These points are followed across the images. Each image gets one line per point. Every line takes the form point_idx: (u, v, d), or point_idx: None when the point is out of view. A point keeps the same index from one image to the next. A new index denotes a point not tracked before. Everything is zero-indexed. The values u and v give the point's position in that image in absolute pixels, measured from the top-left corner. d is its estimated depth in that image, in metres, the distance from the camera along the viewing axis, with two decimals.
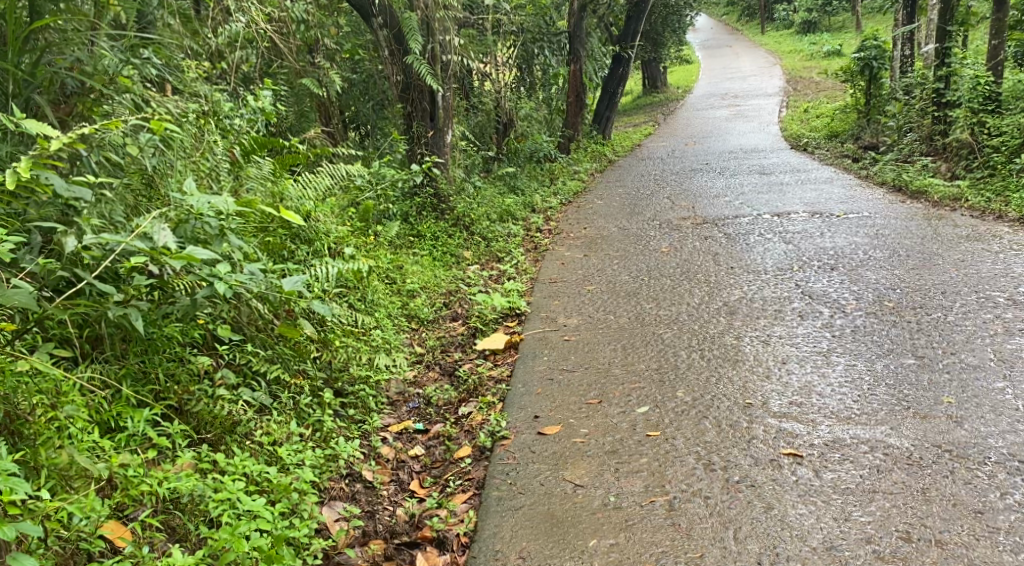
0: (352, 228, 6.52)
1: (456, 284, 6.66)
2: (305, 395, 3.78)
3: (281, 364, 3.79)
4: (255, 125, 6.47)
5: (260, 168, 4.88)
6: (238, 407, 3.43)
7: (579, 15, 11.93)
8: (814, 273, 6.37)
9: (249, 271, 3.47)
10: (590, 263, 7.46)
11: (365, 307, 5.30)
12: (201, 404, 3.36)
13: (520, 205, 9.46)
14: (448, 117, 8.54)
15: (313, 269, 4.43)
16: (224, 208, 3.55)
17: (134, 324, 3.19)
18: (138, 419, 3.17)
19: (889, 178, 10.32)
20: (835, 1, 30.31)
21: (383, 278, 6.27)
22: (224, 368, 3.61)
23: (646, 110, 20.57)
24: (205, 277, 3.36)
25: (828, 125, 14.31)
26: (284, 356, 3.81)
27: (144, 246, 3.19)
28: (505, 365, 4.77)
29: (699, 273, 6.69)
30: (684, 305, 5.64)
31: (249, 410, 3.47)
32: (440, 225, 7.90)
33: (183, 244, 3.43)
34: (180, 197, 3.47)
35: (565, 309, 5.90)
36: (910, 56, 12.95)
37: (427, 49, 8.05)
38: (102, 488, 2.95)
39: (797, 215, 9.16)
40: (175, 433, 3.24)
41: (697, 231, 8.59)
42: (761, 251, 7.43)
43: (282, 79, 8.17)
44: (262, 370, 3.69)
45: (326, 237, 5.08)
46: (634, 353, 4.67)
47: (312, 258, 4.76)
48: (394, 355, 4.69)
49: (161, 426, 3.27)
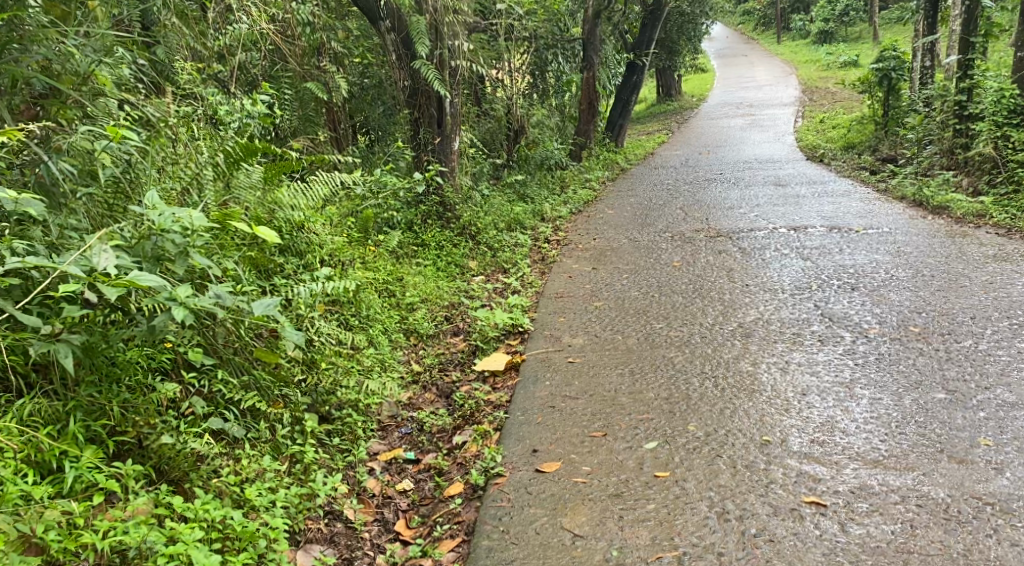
0: (351, 238, 6.27)
1: (458, 296, 6.38)
2: (285, 426, 3.54)
3: (259, 391, 3.54)
4: (252, 131, 6.20)
5: (248, 173, 4.57)
6: (203, 444, 3.19)
7: (592, 21, 11.58)
8: (834, 293, 6.06)
9: (215, 294, 3.17)
10: (598, 277, 7.15)
11: (359, 323, 5.05)
12: (161, 440, 3.11)
13: (529, 213, 9.19)
14: (456, 124, 8.16)
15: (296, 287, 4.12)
16: (191, 224, 3.29)
17: (63, 361, 2.88)
18: (83, 461, 2.90)
19: (910, 192, 10.00)
20: (852, 12, 29.97)
21: (382, 290, 6.01)
22: (193, 397, 3.35)
23: (659, 119, 20.27)
24: (161, 301, 3.03)
25: (844, 136, 13.98)
26: (262, 381, 3.55)
27: (79, 271, 2.90)
28: (504, 390, 4.47)
29: (712, 290, 6.38)
30: (697, 327, 5.33)
31: (214, 447, 3.23)
32: (445, 234, 7.63)
33: (139, 264, 3.17)
34: (140, 210, 3.25)
35: (571, 327, 5.59)
36: (931, 68, 12.58)
37: (435, 54, 7.76)
38: (30, 544, 2.66)
39: (814, 229, 8.85)
40: (128, 473, 2.97)
41: (710, 245, 8.28)
42: (777, 268, 7.12)
43: (286, 82, 7.89)
44: (235, 399, 3.44)
45: (319, 250, 4.93)
46: (641, 380, 4.35)
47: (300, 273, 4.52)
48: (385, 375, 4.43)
49: (112, 466, 3.00)
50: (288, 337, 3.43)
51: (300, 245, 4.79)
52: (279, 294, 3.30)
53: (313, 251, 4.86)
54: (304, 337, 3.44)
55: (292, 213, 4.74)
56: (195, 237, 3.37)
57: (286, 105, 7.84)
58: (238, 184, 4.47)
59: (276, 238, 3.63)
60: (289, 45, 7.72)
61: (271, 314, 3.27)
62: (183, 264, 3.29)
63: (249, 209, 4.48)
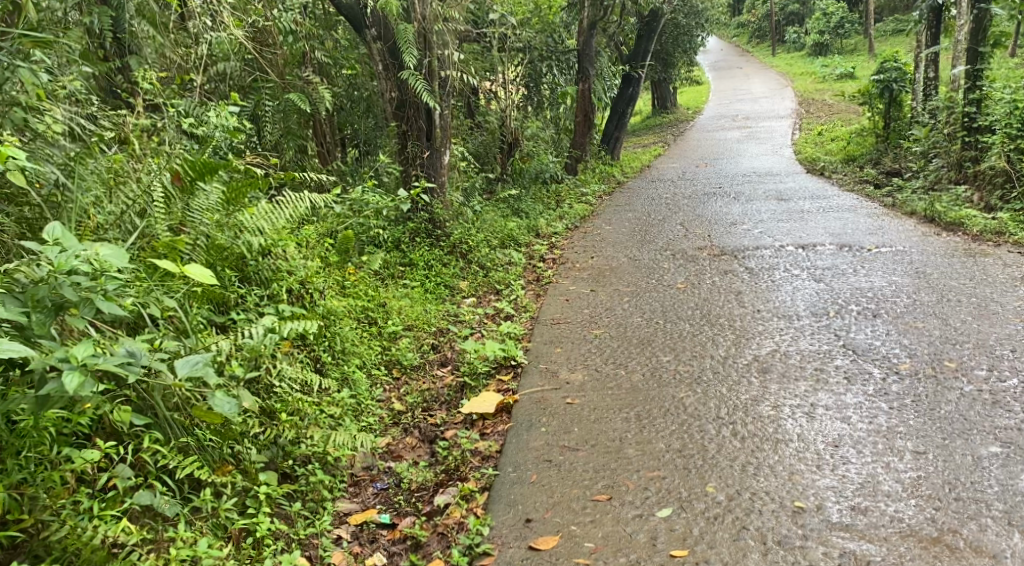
0: (328, 260, 5.78)
1: (447, 322, 5.89)
2: (228, 500, 3.10)
3: (202, 455, 3.17)
4: (221, 146, 5.69)
5: (205, 196, 4.12)
6: (116, 531, 2.75)
7: (587, 32, 11.12)
8: (854, 320, 5.56)
9: (128, 351, 2.85)
10: (597, 300, 6.65)
11: (335, 357, 4.56)
12: (64, 528, 2.70)
13: (523, 229, 8.73)
14: (446, 137, 7.65)
15: (250, 328, 3.65)
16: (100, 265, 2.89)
17: None
18: None
19: (921, 207, 9.52)
20: (847, 23, 29.57)
21: (361, 318, 5.50)
22: (122, 466, 2.96)
23: (655, 131, 19.81)
24: (54, 364, 2.64)
25: (844, 148, 13.54)
26: (205, 443, 3.18)
27: None
28: (494, 436, 3.98)
29: (721, 317, 5.87)
30: (707, 360, 4.84)
31: (132, 534, 2.77)
32: (434, 253, 7.12)
33: (31, 316, 2.75)
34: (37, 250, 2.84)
35: (569, 360, 5.08)
36: (935, 79, 12.03)
37: (424, 64, 7.24)
38: None
39: (824, 247, 8.36)
40: None
41: (714, 265, 7.78)
42: (789, 291, 6.62)
43: (267, 93, 7.39)
44: (170, 465, 3.03)
45: (284, 277, 4.42)
46: (649, 427, 3.85)
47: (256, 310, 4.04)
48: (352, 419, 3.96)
49: None
50: (217, 406, 2.99)
51: (266, 275, 4.35)
52: (212, 352, 2.98)
53: (281, 281, 4.40)
54: (238, 408, 3.01)
55: (254, 238, 4.23)
56: (106, 281, 2.94)
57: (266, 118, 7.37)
58: (191, 206, 4.04)
59: (206, 276, 3.16)
60: (269, 55, 7.29)
61: (199, 374, 2.92)
62: (87, 313, 2.84)
63: (203, 239, 4.02)
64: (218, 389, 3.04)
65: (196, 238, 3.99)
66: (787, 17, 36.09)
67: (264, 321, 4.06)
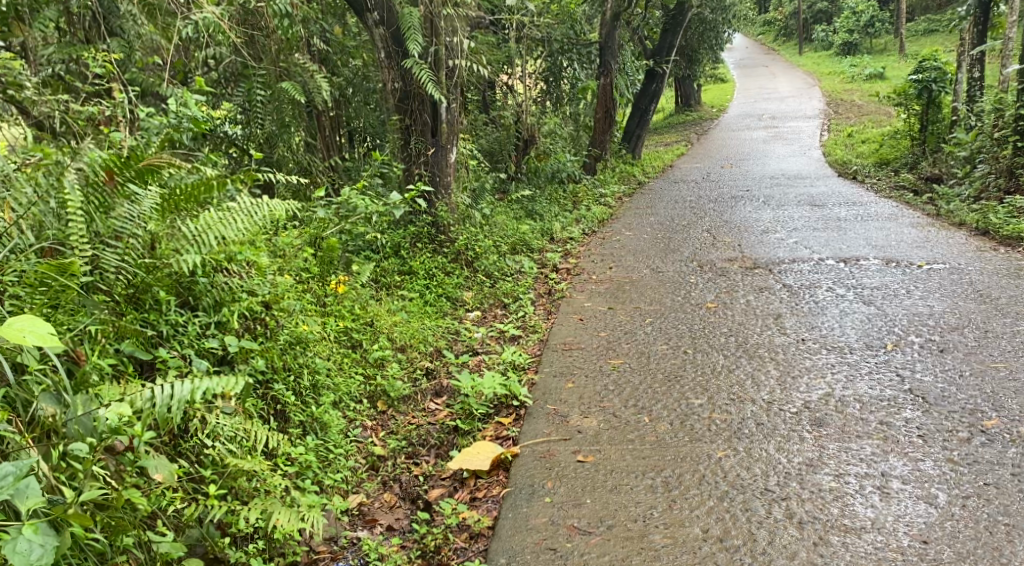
0: (311, 273, 5.07)
1: (446, 343, 5.12)
2: None
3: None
4: (182, 139, 4.86)
5: (137, 202, 3.45)
6: None
7: (611, 24, 10.26)
8: (918, 356, 4.74)
9: None
10: (615, 320, 5.86)
11: (306, 394, 3.85)
12: None
13: (536, 233, 7.97)
14: (453, 133, 6.84)
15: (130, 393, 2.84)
16: None
17: None
18: None
19: (971, 219, 8.65)
20: (876, 22, 28.42)
21: (344, 339, 4.72)
22: None
23: (677, 130, 18.95)
24: None
25: (876, 151, 12.61)
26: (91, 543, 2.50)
27: None
28: (487, 506, 3.39)
29: (761, 349, 5.07)
30: (748, 406, 4.06)
31: None
32: (437, 260, 6.36)
33: None
34: None
35: (582, 399, 4.30)
36: (978, 80, 10.91)
37: (429, 52, 6.47)
38: None
39: (868, 262, 7.52)
40: None
41: (748, 280, 6.97)
42: (836, 315, 5.80)
43: (258, 81, 6.40)
44: None
45: (239, 301, 3.70)
46: (680, 501, 3.22)
47: (193, 350, 3.41)
48: (315, 474, 3.47)
49: None
50: (20, 552, 2.23)
51: (217, 294, 3.62)
52: (29, 463, 2.28)
53: (237, 302, 3.68)
54: (49, 553, 2.26)
55: (195, 256, 3.47)
56: None
57: (257, 108, 6.34)
58: (118, 213, 3.35)
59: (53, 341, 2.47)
60: (260, 39, 6.44)
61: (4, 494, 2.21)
62: None
63: (128, 265, 3.33)
64: (26, 525, 2.28)
65: (112, 257, 3.28)
66: (815, 15, 35.00)
67: (204, 360, 3.38)
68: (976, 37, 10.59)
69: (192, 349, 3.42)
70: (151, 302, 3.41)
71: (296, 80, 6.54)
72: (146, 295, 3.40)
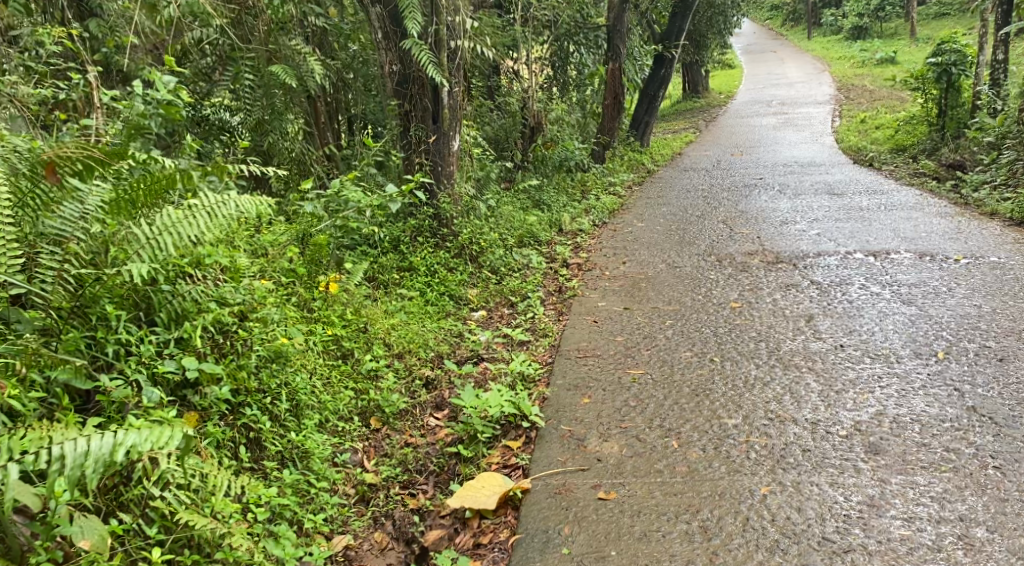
0: (296, 274, 4.58)
1: (448, 348, 4.62)
2: None
3: None
4: (150, 128, 4.27)
5: (82, 200, 3.07)
6: None
7: (620, 6, 9.71)
8: (974, 368, 4.24)
9: None
10: (631, 322, 5.34)
11: (284, 417, 3.36)
12: None
13: (544, 225, 7.48)
14: (456, 119, 6.23)
15: (35, 450, 2.46)
16: None
17: None
18: None
19: (1005, 208, 8.10)
20: (887, 6, 27.66)
21: (332, 347, 4.22)
22: None
23: (686, 116, 18.37)
24: None
25: (891, 136, 11.99)
26: None
27: None
28: (495, 553, 3.03)
29: (796, 358, 4.55)
30: (791, 428, 3.57)
31: None
32: (439, 255, 5.85)
33: None
34: None
35: (600, 418, 3.80)
36: (1003, 62, 10.33)
37: (428, 32, 5.91)
38: None
39: (900, 255, 6.99)
40: None
41: (772, 276, 6.46)
42: (875, 317, 5.29)
43: (247, 64, 5.75)
44: None
45: (201, 313, 3.27)
46: (722, 554, 2.87)
47: (146, 374, 2.99)
48: (295, 517, 3.03)
49: None
50: None
51: (180, 304, 3.22)
52: None
53: (202, 314, 3.28)
54: None
55: (149, 261, 3.05)
56: None
57: (245, 93, 5.72)
58: (60, 214, 2.99)
59: None
60: (247, 20, 5.76)
61: None
62: None
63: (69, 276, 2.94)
64: None
65: (49, 265, 2.89)
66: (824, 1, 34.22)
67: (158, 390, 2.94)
68: (1000, 16, 9.95)
69: (146, 372, 3.00)
70: (98, 318, 3.00)
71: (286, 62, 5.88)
72: (93, 309, 2.99)
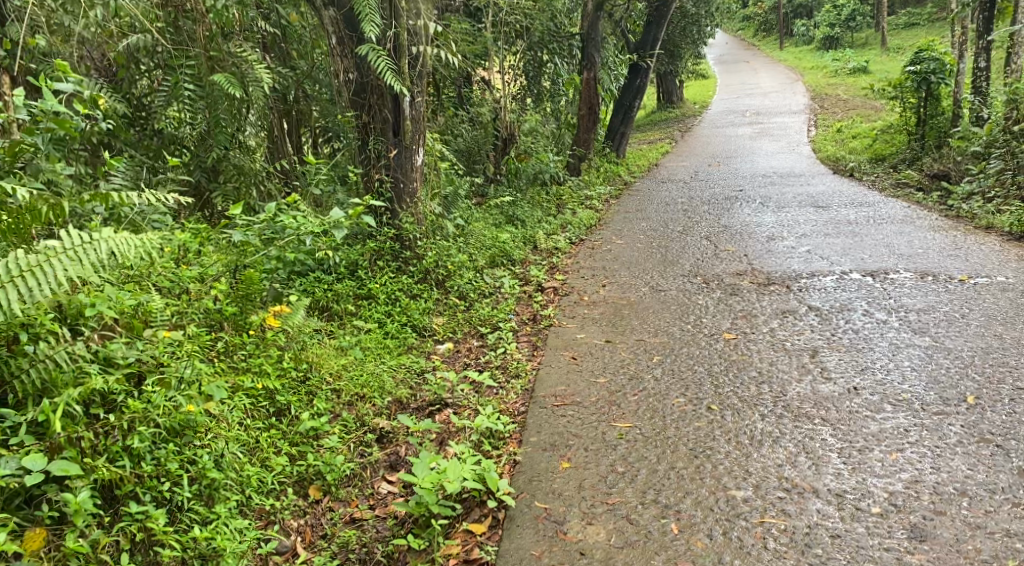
0: (222, 311, 3.84)
1: (408, 392, 3.93)
2: None
3: None
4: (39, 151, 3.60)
5: None
6: None
7: (594, 14, 9.10)
8: (1009, 422, 3.66)
9: None
10: (615, 357, 4.68)
11: (179, 512, 2.81)
12: None
13: (517, 243, 6.84)
14: (419, 132, 5.52)
15: None
16: None
17: None
18: None
19: (1003, 221, 7.54)
20: (859, 15, 27.29)
21: (265, 405, 3.51)
22: None
23: (662, 127, 17.83)
24: None
25: (869, 146, 11.47)
26: None
27: None
28: None
29: (806, 406, 3.92)
30: (814, 503, 3.04)
31: None
32: (402, 281, 5.14)
33: None
34: None
35: (584, 492, 3.17)
36: (985, 69, 9.48)
37: (387, 37, 5.22)
38: None
39: (900, 275, 6.42)
40: None
41: (768, 301, 5.85)
42: (891, 350, 4.68)
43: (186, 73, 4.92)
44: None
45: (65, 380, 2.85)
46: None
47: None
48: None
49: None
50: None
51: (40, 376, 2.79)
52: None
53: (72, 387, 2.83)
54: None
55: None
56: None
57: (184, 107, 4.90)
58: None
59: None
60: (185, 25, 4.84)
61: None
62: None
63: None
64: None
65: None
66: (795, 11, 33.96)
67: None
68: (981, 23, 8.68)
69: None
70: None
71: (233, 74, 4.99)
72: None
